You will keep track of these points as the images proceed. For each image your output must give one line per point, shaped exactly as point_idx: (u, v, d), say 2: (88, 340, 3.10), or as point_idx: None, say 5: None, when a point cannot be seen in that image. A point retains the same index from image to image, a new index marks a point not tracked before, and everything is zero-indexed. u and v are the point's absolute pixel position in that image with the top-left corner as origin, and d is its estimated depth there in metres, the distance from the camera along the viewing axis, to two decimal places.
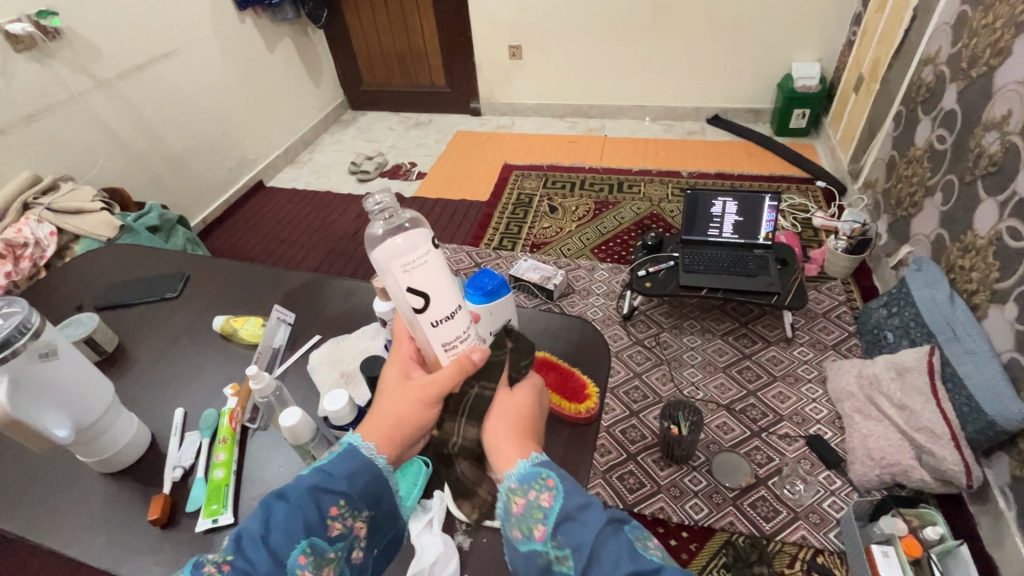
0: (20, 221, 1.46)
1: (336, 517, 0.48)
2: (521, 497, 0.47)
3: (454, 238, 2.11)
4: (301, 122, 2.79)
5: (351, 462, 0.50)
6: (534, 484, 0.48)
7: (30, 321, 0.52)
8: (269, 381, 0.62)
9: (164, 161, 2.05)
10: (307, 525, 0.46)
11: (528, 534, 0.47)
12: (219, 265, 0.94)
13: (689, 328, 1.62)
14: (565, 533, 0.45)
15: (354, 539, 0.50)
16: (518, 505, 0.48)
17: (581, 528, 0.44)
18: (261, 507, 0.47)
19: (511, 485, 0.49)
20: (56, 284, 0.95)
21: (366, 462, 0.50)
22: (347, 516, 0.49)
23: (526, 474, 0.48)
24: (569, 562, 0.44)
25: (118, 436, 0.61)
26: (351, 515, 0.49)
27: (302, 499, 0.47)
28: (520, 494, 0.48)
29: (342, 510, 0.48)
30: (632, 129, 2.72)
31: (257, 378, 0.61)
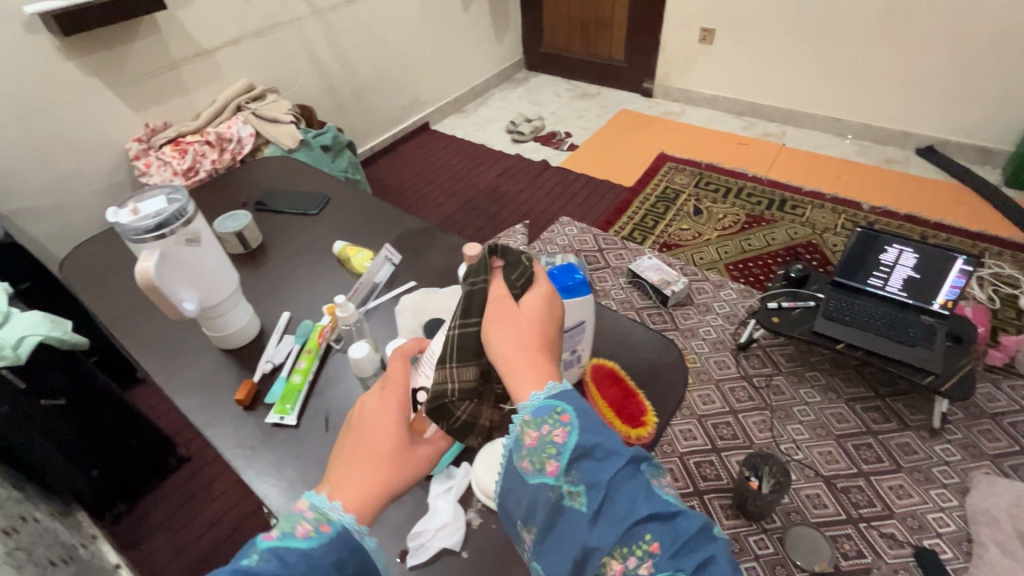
0: (232, 119, 1.74)
1: None
2: (535, 430, 0.44)
3: (585, 217, 2.08)
4: (476, 74, 2.90)
5: (335, 546, 0.45)
6: (548, 419, 0.45)
7: (186, 210, 0.62)
8: (353, 313, 0.71)
9: (351, 90, 2.28)
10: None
11: (540, 468, 0.44)
12: (356, 195, 1.04)
13: (810, 380, 1.43)
14: (580, 470, 0.42)
15: None
16: (530, 438, 0.45)
17: (597, 466, 0.42)
18: None
19: (526, 417, 0.46)
20: (235, 179, 1.12)
21: (353, 546, 0.46)
22: None
23: (540, 407, 0.45)
24: (581, 499, 0.41)
25: (234, 321, 0.72)
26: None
27: None
28: (534, 427, 0.45)
29: None
30: (818, 143, 2.39)
31: (343, 307, 0.70)
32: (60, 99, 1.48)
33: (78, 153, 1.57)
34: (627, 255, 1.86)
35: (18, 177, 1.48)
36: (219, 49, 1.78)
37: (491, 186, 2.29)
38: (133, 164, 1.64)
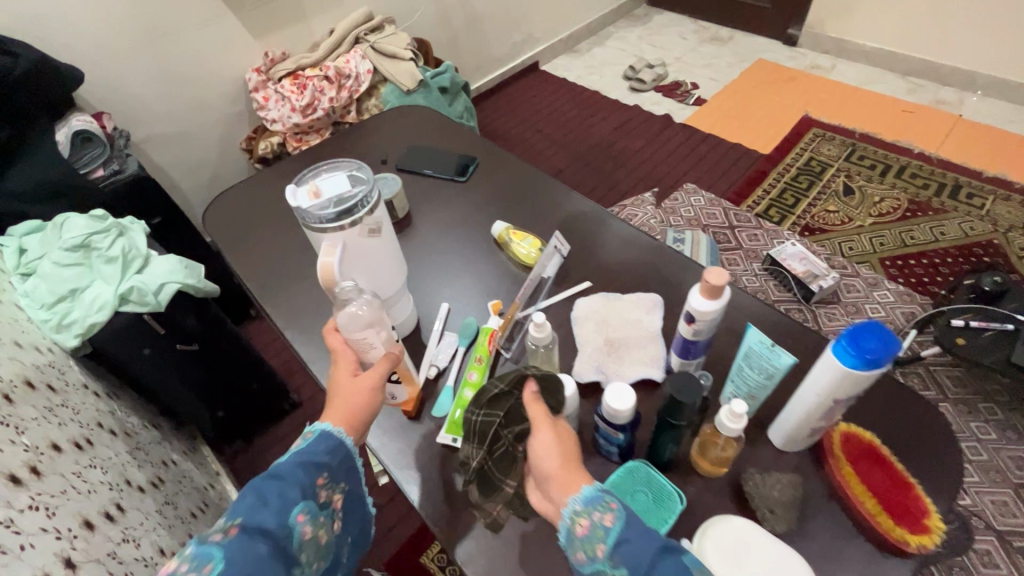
0: (350, 53, 1.63)
1: (322, 486, 0.51)
2: (587, 523, 0.42)
3: (713, 186, 1.85)
4: (595, 8, 2.60)
5: (332, 443, 0.52)
6: (600, 504, 0.42)
7: (370, 198, 0.52)
8: (548, 333, 0.56)
9: (465, 22, 2.09)
10: (300, 495, 0.49)
11: (590, 557, 0.42)
12: (506, 161, 0.91)
13: (984, 412, 1.22)
14: (623, 555, 0.41)
15: (333, 511, 0.53)
16: (581, 528, 0.43)
17: (640, 555, 0.40)
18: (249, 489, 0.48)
19: (573, 509, 0.43)
20: (369, 130, 1.02)
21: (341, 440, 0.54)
22: (329, 486, 0.52)
23: (589, 496, 0.43)
24: None
25: (395, 316, 0.63)
26: (330, 487, 0.52)
27: (292, 471, 0.50)
28: (583, 516, 0.43)
29: (325, 481, 0.52)
30: (1006, 116, 1.98)
31: (539, 326, 0.55)
32: (183, 23, 1.42)
33: (200, 82, 1.52)
34: (763, 236, 1.64)
35: (146, 103, 1.45)
36: None
37: (606, 140, 2.09)
38: (251, 96, 1.58)
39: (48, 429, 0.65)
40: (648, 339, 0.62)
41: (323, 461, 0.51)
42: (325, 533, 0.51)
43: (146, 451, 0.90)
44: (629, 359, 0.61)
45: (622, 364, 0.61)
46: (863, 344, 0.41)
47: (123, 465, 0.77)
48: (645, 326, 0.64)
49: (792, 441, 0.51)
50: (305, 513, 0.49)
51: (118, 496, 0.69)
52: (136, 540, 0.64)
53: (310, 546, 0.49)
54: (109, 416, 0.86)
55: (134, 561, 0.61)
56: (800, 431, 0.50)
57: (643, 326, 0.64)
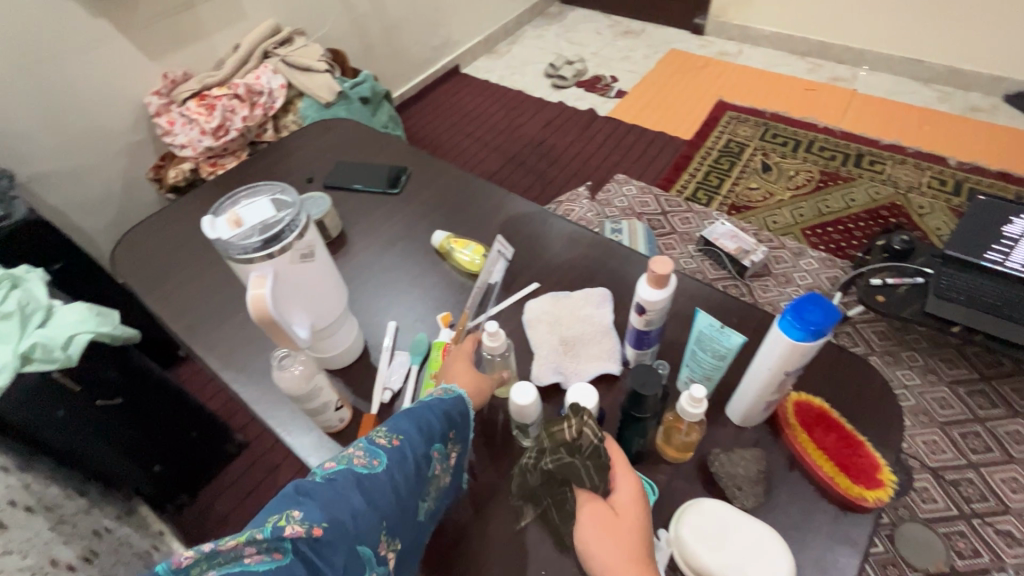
0: (261, 68, 1.55)
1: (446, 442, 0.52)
2: None
3: (643, 175, 1.91)
4: (510, 9, 2.62)
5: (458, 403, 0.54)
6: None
7: (299, 220, 0.49)
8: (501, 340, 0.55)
9: (381, 29, 2.04)
10: (434, 439, 0.50)
11: None
12: (440, 169, 0.89)
13: (907, 360, 1.32)
14: None
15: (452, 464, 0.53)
16: None
17: None
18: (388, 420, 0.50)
19: None
20: (291, 148, 0.97)
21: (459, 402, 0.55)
22: (451, 444, 0.53)
23: None
24: None
25: (339, 342, 0.59)
26: (454, 443, 0.53)
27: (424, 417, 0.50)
28: None
29: (450, 438, 0.52)
30: (893, 88, 2.17)
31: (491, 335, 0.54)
32: (65, 47, 1.29)
33: (93, 111, 1.39)
34: (695, 219, 1.70)
35: (31, 139, 1.31)
36: None
37: (535, 138, 2.10)
38: (154, 121, 1.46)
39: None
40: (602, 334, 0.62)
41: (456, 417, 0.53)
42: (447, 483, 0.52)
43: (74, 524, 0.81)
44: (586, 357, 0.61)
45: (580, 362, 0.60)
46: (804, 318, 0.42)
47: (46, 545, 0.69)
48: (598, 321, 0.64)
49: (749, 417, 0.53)
50: (438, 452, 0.50)
51: None
52: None
53: (432, 487, 0.50)
54: (23, 492, 0.76)
55: None
56: (756, 406, 0.51)
57: (596, 321, 0.64)
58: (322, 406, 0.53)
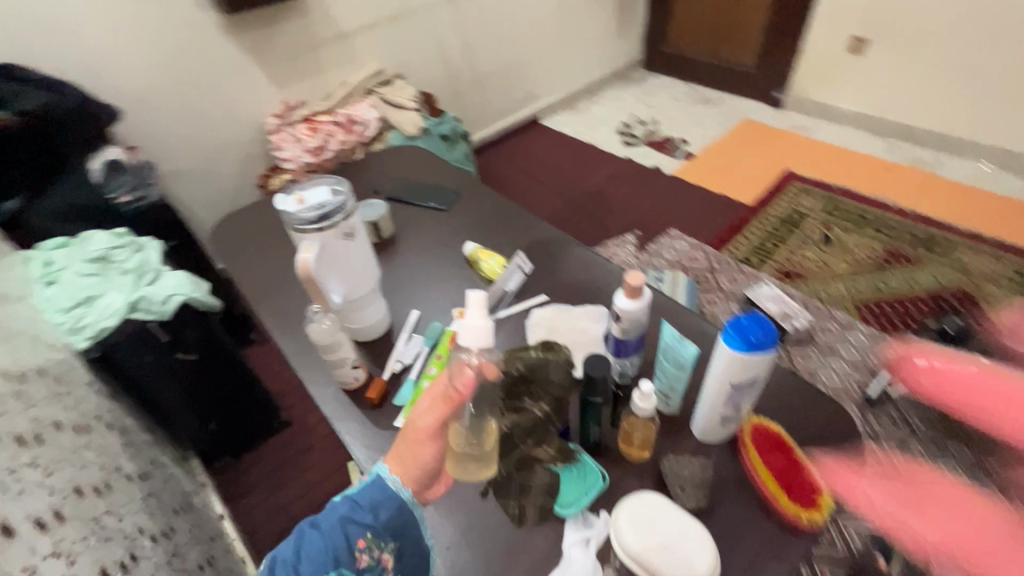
0: (361, 102, 1.80)
1: (363, 548, 0.51)
2: None
3: (697, 232, 1.95)
4: (593, 71, 2.81)
5: (374, 494, 0.53)
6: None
7: (347, 205, 0.63)
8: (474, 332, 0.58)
9: (470, 79, 2.28)
10: (334, 559, 0.49)
11: None
12: (485, 194, 1.01)
13: (954, 452, 1.24)
14: None
15: (381, 570, 0.51)
16: None
17: None
18: (296, 533, 0.51)
19: None
20: (367, 166, 1.14)
21: (390, 494, 0.53)
22: (373, 548, 0.51)
23: None
24: None
25: (367, 317, 0.71)
26: (376, 546, 0.51)
27: (331, 526, 0.51)
28: None
29: (367, 542, 0.51)
30: (980, 176, 2.08)
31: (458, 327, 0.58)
32: (213, 72, 1.59)
33: (223, 124, 1.68)
34: (742, 279, 1.72)
35: (172, 141, 1.60)
36: (356, 33, 1.83)
37: (598, 188, 2.21)
38: (268, 137, 1.73)
39: (51, 409, 0.72)
40: (591, 344, 0.70)
41: (368, 513, 0.52)
42: None
43: (138, 449, 0.96)
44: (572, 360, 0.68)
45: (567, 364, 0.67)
46: (737, 325, 0.49)
47: (116, 455, 0.84)
48: (591, 334, 0.71)
49: (709, 432, 0.57)
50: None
51: (108, 477, 0.75)
52: (120, 515, 0.70)
53: None
54: (108, 412, 0.93)
55: (116, 531, 0.66)
56: (713, 419, 0.56)
57: (589, 334, 0.71)
58: (341, 360, 0.64)
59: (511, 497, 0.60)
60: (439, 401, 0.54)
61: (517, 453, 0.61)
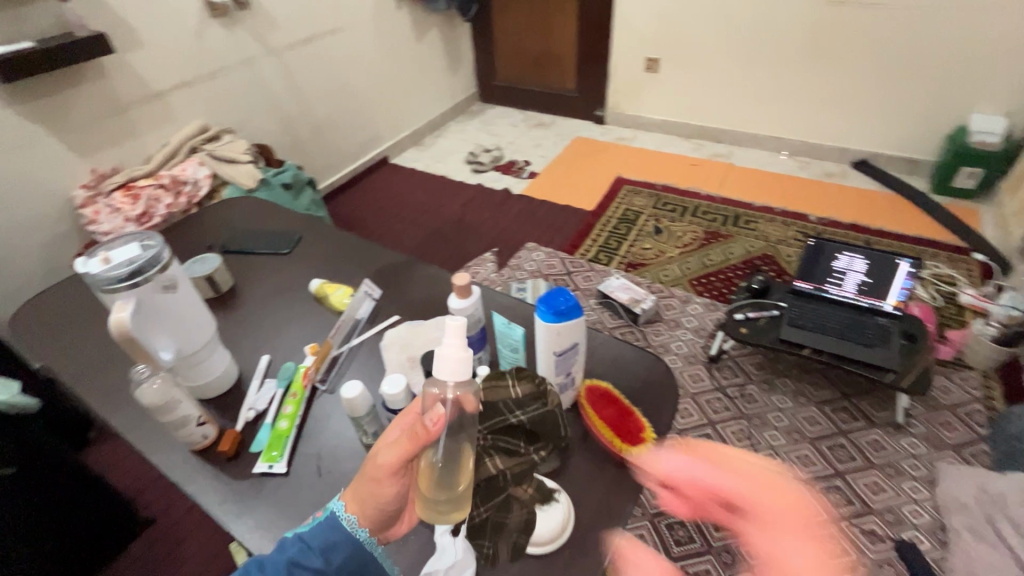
0: (186, 162, 1.70)
1: None
2: None
3: (551, 242, 2.11)
4: (433, 108, 2.93)
5: (329, 535, 0.52)
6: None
7: (162, 256, 0.62)
8: (362, 400, 0.60)
9: (308, 127, 2.26)
10: None
11: None
12: (327, 232, 1.02)
13: (781, 386, 1.48)
14: None
15: None
16: None
17: None
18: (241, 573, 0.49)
19: None
20: (197, 224, 1.09)
21: (346, 536, 0.52)
22: None
23: None
24: None
25: (211, 368, 0.68)
26: None
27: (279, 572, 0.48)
28: None
29: None
30: (763, 161, 2.52)
31: (352, 398, 0.60)
32: None
33: (19, 204, 1.48)
34: (595, 276, 1.89)
35: None
36: (170, 91, 1.74)
37: (455, 216, 2.30)
38: (80, 212, 1.56)
39: None
40: None
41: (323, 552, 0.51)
42: None
43: None
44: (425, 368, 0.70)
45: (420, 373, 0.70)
46: (535, 298, 0.60)
47: None
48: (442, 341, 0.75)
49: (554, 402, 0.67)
50: None
51: None
52: None
53: None
54: None
55: None
56: (553, 390, 0.65)
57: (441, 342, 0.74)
58: (183, 419, 0.61)
59: (484, 537, 0.59)
60: (407, 437, 0.51)
61: (500, 496, 0.61)
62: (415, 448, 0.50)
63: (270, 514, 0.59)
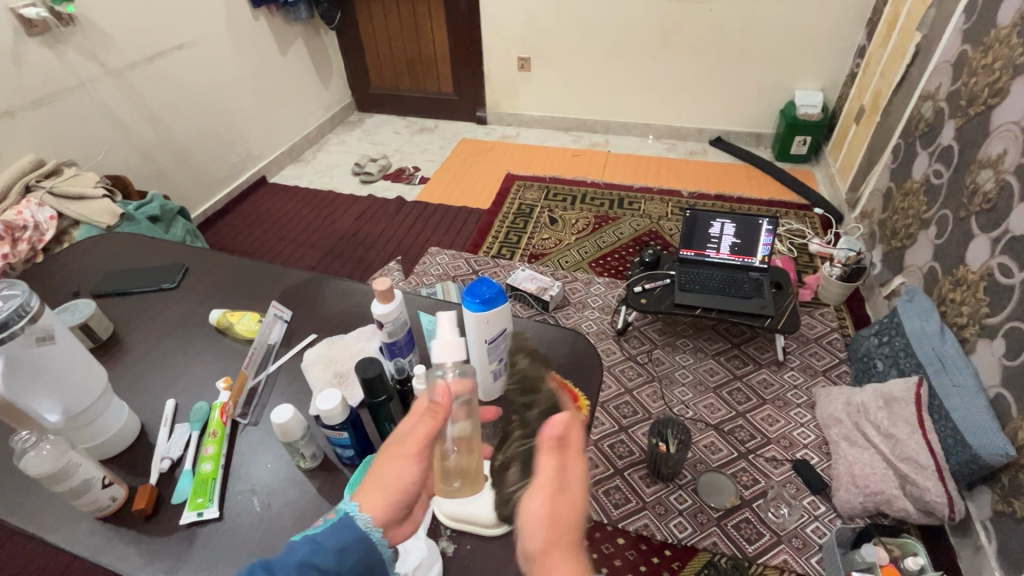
0: (21, 203, 1.47)
1: None
2: None
3: (453, 244, 2.12)
4: (308, 121, 2.80)
5: (344, 535, 0.47)
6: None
7: (29, 306, 0.56)
8: (296, 426, 0.58)
9: (168, 152, 2.05)
10: None
11: None
12: (217, 259, 0.95)
13: (682, 346, 1.63)
14: None
15: None
16: None
17: None
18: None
19: None
20: (54, 271, 0.95)
21: (360, 535, 0.48)
22: None
23: None
24: None
25: (107, 424, 0.62)
26: None
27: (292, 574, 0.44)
28: None
29: None
30: (636, 146, 2.73)
31: (284, 427, 0.57)
32: None
33: None
34: (501, 271, 1.94)
35: None
36: None
37: (350, 229, 2.22)
38: None
39: None
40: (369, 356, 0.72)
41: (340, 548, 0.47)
42: None
43: None
44: (355, 381, 0.69)
45: (351, 387, 0.68)
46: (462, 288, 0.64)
47: None
48: (368, 351, 0.73)
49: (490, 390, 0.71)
50: None
51: None
52: None
53: None
54: None
55: None
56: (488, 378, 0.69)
57: (366, 352, 0.73)
58: (87, 483, 0.54)
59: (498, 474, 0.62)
60: (429, 413, 0.51)
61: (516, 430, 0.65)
62: (439, 422, 0.50)
63: (208, 563, 0.55)
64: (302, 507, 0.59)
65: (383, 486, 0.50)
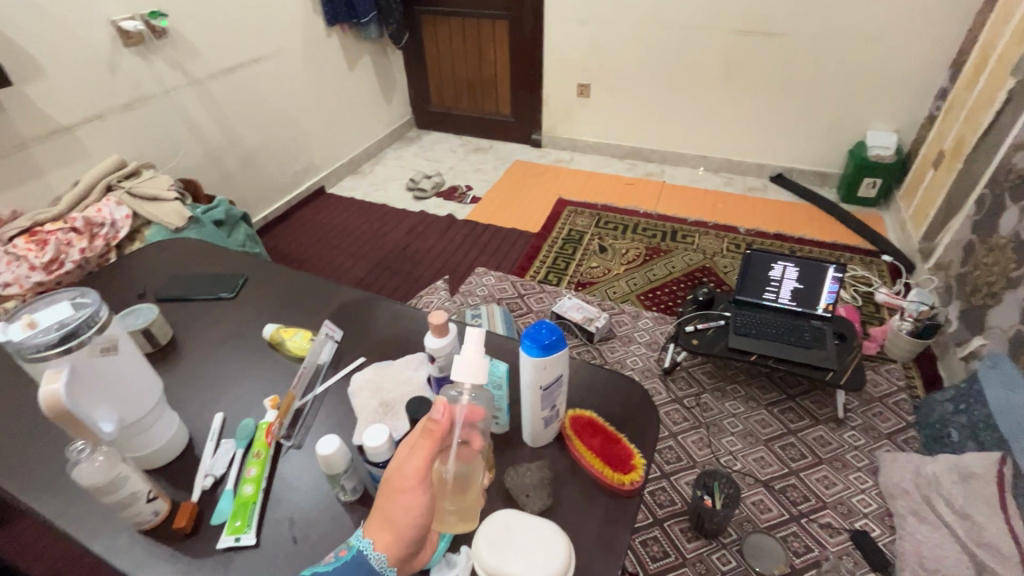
0: (102, 201, 1.57)
1: None
2: None
3: (500, 266, 2.11)
4: (368, 136, 2.88)
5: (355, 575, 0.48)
6: None
7: (98, 316, 0.58)
8: (339, 456, 0.56)
9: (238, 159, 2.15)
10: None
11: None
12: (275, 271, 0.96)
13: (732, 392, 1.54)
14: None
15: None
16: None
17: None
18: None
19: None
20: (125, 272, 1.00)
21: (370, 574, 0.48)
22: None
23: None
24: None
25: (158, 435, 0.63)
26: None
27: None
28: None
29: None
30: (692, 178, 2.66)
31: (328, 458, 0.56)
32: None
33: None
34: (547, 297, 1.91)
35: None
36: (78, 125, 1.60)
37: (400, 244, 2.25)
38: None
39: None
40: (416, 387, 0.70)
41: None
42: None
43: None
44: (401, 412, 0.67)
45: (397, 418, 0.67)
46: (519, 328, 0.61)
47: None
48: (415, 381, 0.71)
49: (538, 436, 0.67)
50: None
51: None
52: None
53: None
54: None
55: None
56: (538, 424, 0.66)
57: (413, 382, 0.71)
58: (132, 496, 0.55)
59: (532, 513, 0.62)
60: (423, 439, 0.50)
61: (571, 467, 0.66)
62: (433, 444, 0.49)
63: None
64: (338, 543, 0.57)
65: (389, 523, 0.49)
